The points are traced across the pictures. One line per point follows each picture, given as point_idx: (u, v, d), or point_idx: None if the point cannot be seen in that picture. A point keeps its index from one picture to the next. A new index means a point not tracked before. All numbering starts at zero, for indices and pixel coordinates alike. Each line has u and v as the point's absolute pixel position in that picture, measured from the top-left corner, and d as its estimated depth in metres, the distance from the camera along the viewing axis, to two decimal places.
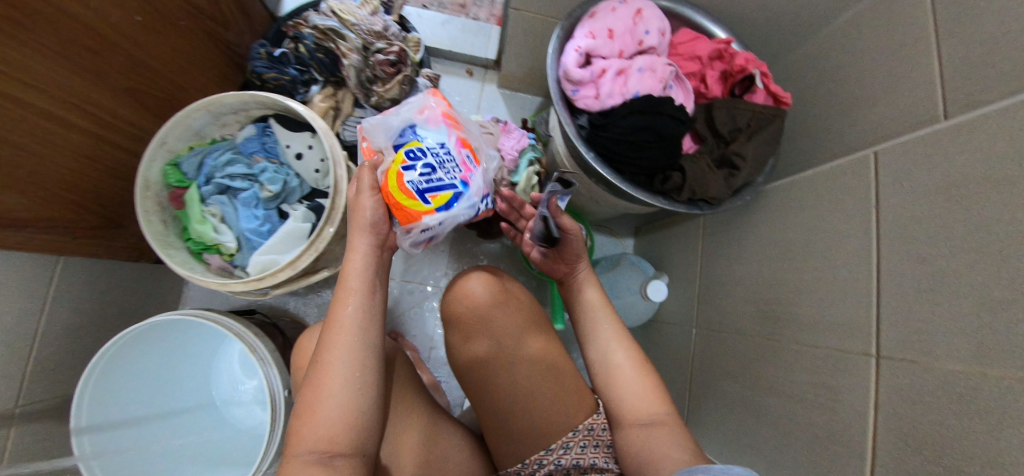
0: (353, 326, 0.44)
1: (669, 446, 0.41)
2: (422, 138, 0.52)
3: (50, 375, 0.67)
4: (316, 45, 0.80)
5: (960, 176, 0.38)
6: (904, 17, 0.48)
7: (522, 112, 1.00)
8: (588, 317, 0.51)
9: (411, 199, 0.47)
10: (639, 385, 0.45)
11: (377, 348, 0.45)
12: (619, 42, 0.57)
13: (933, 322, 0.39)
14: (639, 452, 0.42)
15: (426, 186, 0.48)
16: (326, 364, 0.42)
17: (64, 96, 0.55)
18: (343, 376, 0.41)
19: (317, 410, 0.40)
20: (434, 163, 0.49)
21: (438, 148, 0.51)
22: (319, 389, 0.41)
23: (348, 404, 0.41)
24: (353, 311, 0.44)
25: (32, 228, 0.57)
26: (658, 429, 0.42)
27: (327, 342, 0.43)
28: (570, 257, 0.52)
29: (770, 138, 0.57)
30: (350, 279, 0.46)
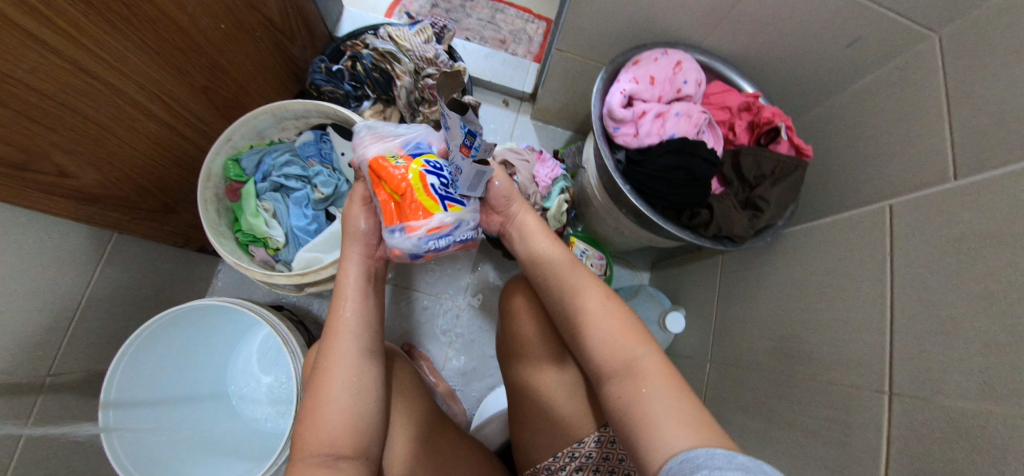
0: (353, 328, 0.48)
1: (652, 393, 0.40)
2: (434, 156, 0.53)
3: (85, 348, 0.69)
4: (373, 64, 0.87)
5: (969, 231, 0.43)
6: (919, 89, 0.54)
7: (552, 143, 1.07)
8: (546, 271, 0.54)
9: (428, 198, 0.47)
10: (607, 328, 0.46)
11: (373, 356, 0.48)
12: (659, 88, 0.63)
13: (944, 363, 0.42)
14: (627, 410, 0.41)
15: (444, 191, 0.49)
16: (326, 370, 0.45)
17: (152, 90, 0.60)
18: (342, 381, 0.45)
19: (319, 415, 0.43)
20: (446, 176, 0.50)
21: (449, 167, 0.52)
22: (319, 395, 0.44)
23: (348, 407, 0.44)
24: (349, 315, 0.49)
25: (101, 203, 0.62)
26: (638, 375, 0.42)
27: (326, 349, 0.47)
28: (501, 202, 0.57)
29: (792, 185, 0.61)
30: (345, 287, 0.50)
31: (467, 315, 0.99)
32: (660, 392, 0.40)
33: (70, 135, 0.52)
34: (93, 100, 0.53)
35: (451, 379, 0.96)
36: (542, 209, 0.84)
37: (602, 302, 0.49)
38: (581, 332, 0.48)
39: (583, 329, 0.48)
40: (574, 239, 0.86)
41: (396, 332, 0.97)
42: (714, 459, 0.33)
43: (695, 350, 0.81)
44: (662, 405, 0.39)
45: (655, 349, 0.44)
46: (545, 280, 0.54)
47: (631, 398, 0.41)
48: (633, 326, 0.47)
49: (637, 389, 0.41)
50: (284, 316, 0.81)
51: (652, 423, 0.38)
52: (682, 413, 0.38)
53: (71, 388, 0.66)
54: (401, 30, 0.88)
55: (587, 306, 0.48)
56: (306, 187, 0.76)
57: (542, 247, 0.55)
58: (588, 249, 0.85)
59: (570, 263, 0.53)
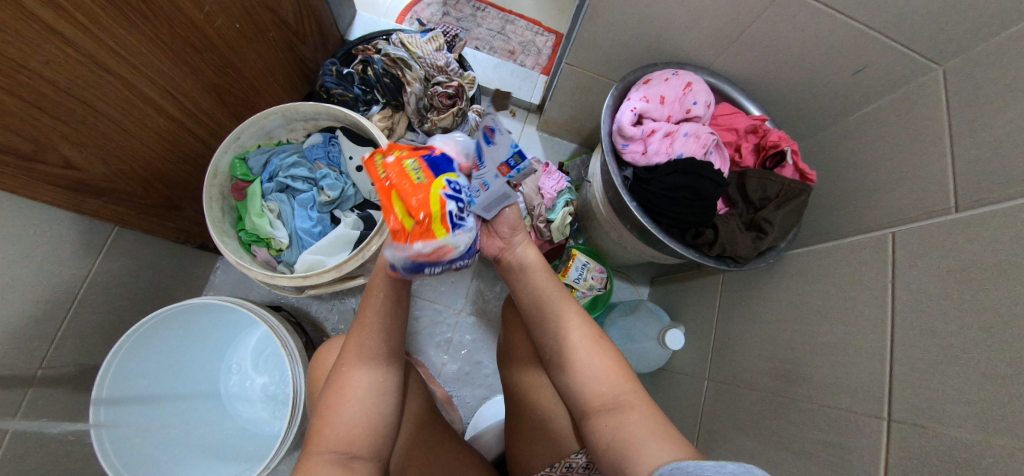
0: (385, 323, 0.47)
1: (641, 422, 0.43)
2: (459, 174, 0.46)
3: (78, 341, 0.68)
4: (384, 70, 0.87)
5: (970, 261, 0.43)
6: (922, 120, 0.55)
7: (557, 155, 1.07)
8: (538, 302, 0.54)
9: (441, 222, 0.40)
10: (597, 365, 0.48)
11: (396, 353, 0.48)
12: (669, 108, 0.64)
13: (943, 392, 0.42)
14: (615, 438, 0.43)
15: (461, 220, 0.42)
16: (350, 367, 0.45)
17: (165, 86, 0.60)
18: (370, 379, 0.45)
19: (341, 411, 0.43)
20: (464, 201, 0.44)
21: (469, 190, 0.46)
22: (343, 391, 0.44)
23: (371, 406, 0.44)
24: (380, 309, 0.47)
25: (106, 197, 0.62)
26: (625, 406, 0.45)
27: (350, 345, 0.46)
28: (508, 230, 0.56)
29: (796, 210, 0.62)
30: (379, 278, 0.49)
31: (466, 323, 0.99)
32: (649, 420, 0.43)
33: (80, 128, 0.52)
34: (105, 94, 0.52)
35: (448, 386, 0.95)
36: (546, 220, 0.84)
37: (593, 339, 0.51)
38: (571, 364, 0.50)
39: (574, 361, 0.50)
40: (576, 252, 0.86)
41: None
42: (703, 469, 0.34)
43: (692, 367, 0.82)
44: (650, 433, 0.41)
45: (639, 386, 0.47)
46: (532, 307, 0.55)
47: (618, 428, 0.43)
48: (620, 362, 0.50)
49: (624, 419, 0.43)
50: (282, 316, 0.81)
51: (639, 447, 0.40)
52: (668, 439, 0.41)
53: (61, 382, 0.65)
54: (413, 36, 0.89)
55: (576, 342, 0.50)
56: (312, 189, 0.76)
57: (538, 276, 0.55)
58: (589, 262, 0.85)
59: (563, 297, 0.54)
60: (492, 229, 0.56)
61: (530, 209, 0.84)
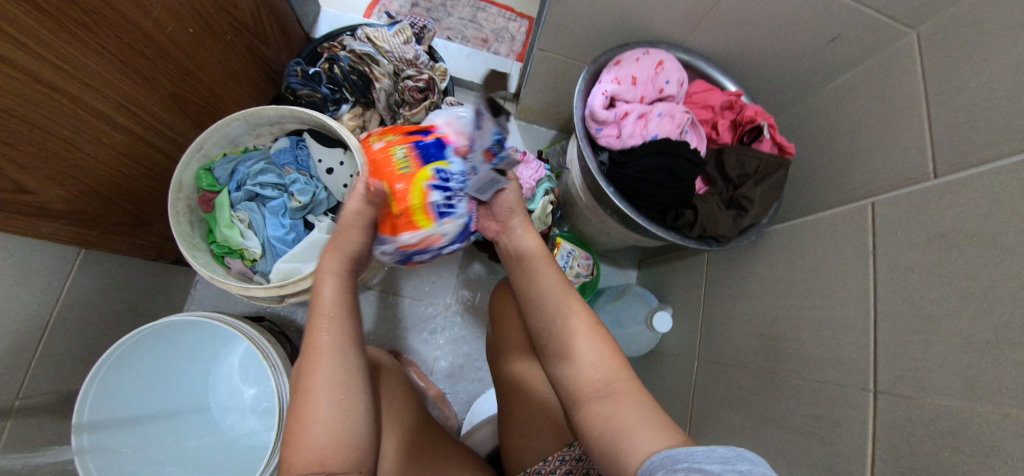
0: (336, 345, 0.45)
1: (638, 408, 0.42)
2: (450, 161, 0.52)
3: (54, 369, 0.66)
4: (351, 67, 0.84)
5: (951, 228, 0.42)
6: (898, 85, 0.54)
7: (537, 143, 1.06)
8: (539, 285, 0.53)
9: (425, 215, 0.49)
10: (594, 350, 0.47)
11: (358, 368, 0.46)
12: (641, 89, 0.62)
13: (926, 360, 0.42)
14: (606, 427, 0.42)
15: (446, 208, 0.50)
16: (309, 391, 0.43)
17: (117, 98, 0.57)
18: (327, 400, 0.42)
19: (304, 435, 0.41)
20: (456, 185, 0.51)
21: (462, 174, 0.52)
22: (304, 417, 0.42)
23: (337, 427, 0.42)
24: (329, 332, 0.45)
25: (67, 219, 0.59)
26: (616, 394, 0.44)
27: (306, 368, 0.44)
28: (504, 212, 0.56)
29: (776, 184, 0.61)
30: (324, 304, 0.48)
31: (455, 319, 0.98)
32: (640, 408, 0.42)
33: (29, 149, 0.50)
34: (52, 111, 0.50)
35: (442, 383, 0.95)
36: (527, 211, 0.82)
37: (589, 325, 0.49)
38: (568, 352, 0.48)
39: (570, 348, 0.49)
40: (560, 240, 0.85)
41: (382, 339, 0.95)
42: (695, 455, 0.34)
43: (681, 348, 0.82)
44: (642, 421, 0.41)
45: (632, 374, 0.46)
46: (524, 291, 0.54)
47: (611, 416, 0.42)
48: (614, 347, 0.48)
49: (619, 408, 0.42)
50: (264, 327, 0.80)
51: (636, 436, 0.39)
52: (661, 427, 0.40)
53: (42, 411, 0.64)
54: (380, 30, 0.86)
55: (577, 328, 0.49)
56: (283, 196, 0.74)
57: (538, 261, 0.55)
58: (575, 250, 0.85)
59: (562, 280, 0.53)
60: (492, 212, 0.57)
61: None
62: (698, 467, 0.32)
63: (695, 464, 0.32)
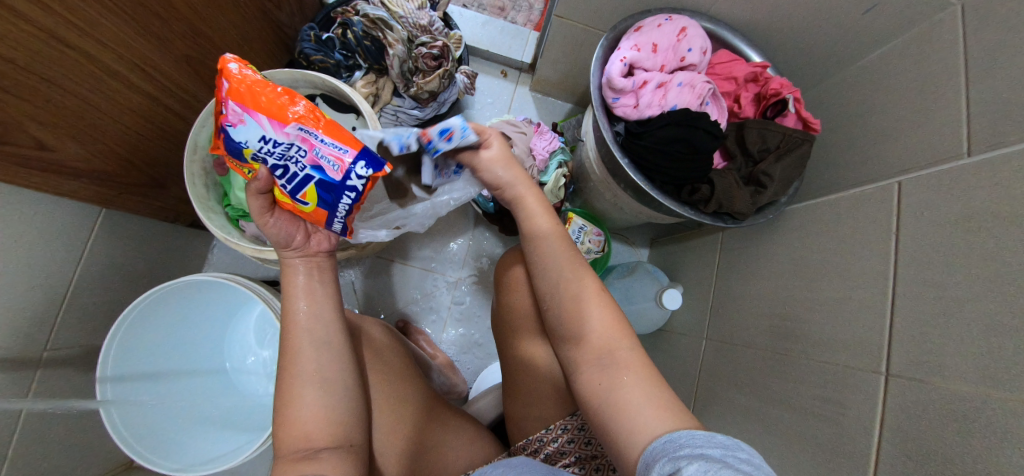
0: (311, 324, 0.46)
1: (637, 379, 0.42)
2: (242, 144, 0.44)
3: (80, 324, 0.69)
4: (364, 32, 0.82)
5: (981, 210, 0.40)
6: (936, 58, 0.51)
7: (551, 116, 1.04)
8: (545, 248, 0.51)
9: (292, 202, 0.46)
10: (597, 319, 0.47)
11: (340, 345, 0.47)
12: (662, 56, 0.60)
13: (942, 345, 0.41)
14: (609, 401, 0.42)
15: (292, 188, 0.45)
16: (292, 370, 0.44)
17: (132, 58, 0.57)
18: (311, 378, 0.44)
19: (295, 413, 0.42)
20: (277, 163, 0.44)
21: (262, 145, 0.44)
22: (290, 396, 0.43)
23: (322, 404, 0.43)
24: (303, 314, 0.46)
25: (86, 178, 0.60)
26: (620, 364, 0.44)
27: (286, 351, 0.45)
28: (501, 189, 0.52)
29: (798, 161, 0.58)
30: (294, 287, 0.47)
31: (464, 291, 0.99)
32: (644, 385, 0.42)
33: (47, 106, 0.50)
34: (69, 69, 0.50)
35: (450, 352, 0.97)
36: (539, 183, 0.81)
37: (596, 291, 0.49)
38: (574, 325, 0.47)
39: (572, 320, 0.48)
40: (572, 215, 0.84)
41: (392, 307, 0.97)
42: (696, 439, 0.34)
43: (690, 327, 0.81)
44: (645, 398, 0.40)
45: (636, 343, 0.46)
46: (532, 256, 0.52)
47: (613, 389, 0.42)
48: (614, 314, 0.47)
49: (618, 381, 0.43)
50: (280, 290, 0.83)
51: (638, 413, 0.40)
52: (665, 404, 0.40)
53: (68, 363, 0.66)
54: None
55: (582, 293, 0.48)
56: None
57: (547, 241, 0.51)
58: (587, 226, 0.84)
59: (566, 246, 0.51)
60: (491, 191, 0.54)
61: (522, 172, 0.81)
62: (698, 452, 0.33)
63: (695, 450, 0.33)
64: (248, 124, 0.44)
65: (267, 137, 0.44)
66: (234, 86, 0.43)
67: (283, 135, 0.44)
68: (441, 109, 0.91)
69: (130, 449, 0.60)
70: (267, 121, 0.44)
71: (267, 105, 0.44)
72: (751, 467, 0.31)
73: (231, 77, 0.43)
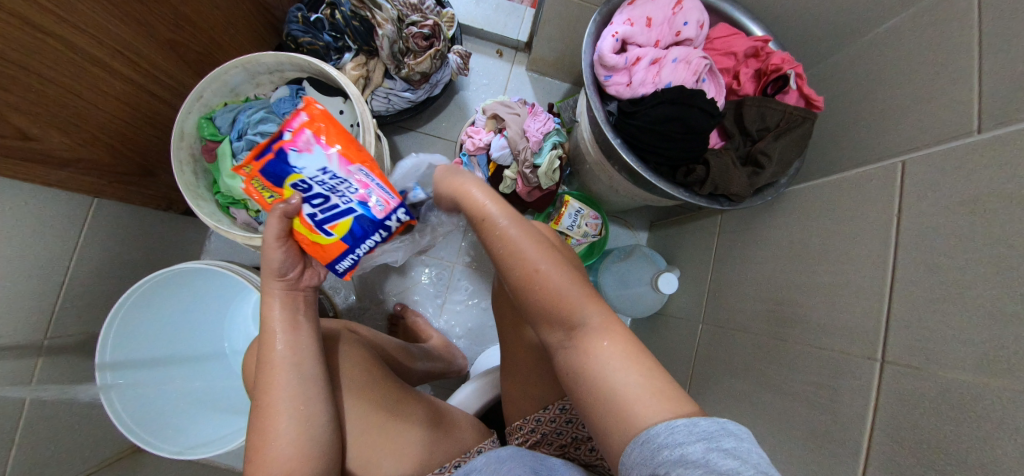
0: (287, 364, 0.45)
1: (601, 361, 0.35)
2: (300, 168, 0.50)
3: (79, 312, 0.69)
4: (353, 12, 0.79)
5: (988, 191, 0.38)
6: (944, 30, 0.48)
7: (548, 97, 1.01)
8: (497, 238, 0.40)
9: (314, 234, 0.50)
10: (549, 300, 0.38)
11: (317, 379, 0.46)
12: (657, 31, 0.58)
13: (941, 332, 0.39)
14: (585, 396, 0.36)
15: (325, 217, 0.50)
16: (267, 406, 0.43)
17: (112, 43, 0.56)
18: (288, 413, 0.43)
19: (269, 450, 0.42)
20: (324, 192, 0.50)
21: (320, 175, 0.50)
22: (267, 430, 0.42)
23: (298, 436, 0.43)
24: (282, 349, 0.46)
25: (72, 167, 0.60)
26: (583, 343, 0.37)
27: (263, 385, 0.44)
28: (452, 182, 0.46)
29: (799, 139, 0.56)
30: (272, 320, 0.47)
31: (460, 275, 0.99)
32: (625, 366, 0.34)
33: (28, 95, 0.50)
34: (48, 57, 0.49)
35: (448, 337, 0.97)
36: (533, 166, 0.79)
37: (548, 254, 0.39)
38: (531, 316, 0.40)
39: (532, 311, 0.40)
40: (568, 199, 0.82)
41: (389, 293, 0.97)
42: (675, 433, 0.30)
43: (687, 311, 0.80)
44: (622, 383, 0.34)
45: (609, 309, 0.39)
46: (480, 239, 0.43)
47: (583, 379, 0.36)
48: (569, 286, 0.38)
49: (586, 367, 0.36)
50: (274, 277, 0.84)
51: (614, 407, 0.33)
52: (649, 380, 0.34)
53: (69, 350, 0.67)
54: None
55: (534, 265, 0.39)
56: None
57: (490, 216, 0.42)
58: (583, 209, 0.83)
59: (512, 213, 0.42)
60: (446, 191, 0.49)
61: (516, 154, 0.79)
62: (681, 458, 0.28)
63: (677, 452, 0.28)
64: (314, 156, 0.51)
65: (329, 171, 0.51)
66: (315, 125, 0.52)
67: (345, 171, 0.51)
68: (434, 90, 0.90)
69: (134, 436, 0.61)
70: (338, 162, 0.51)
71: (343, 147, 0.52)
72: (736, 462, 0.27)
73: (315, 116, 0.52)
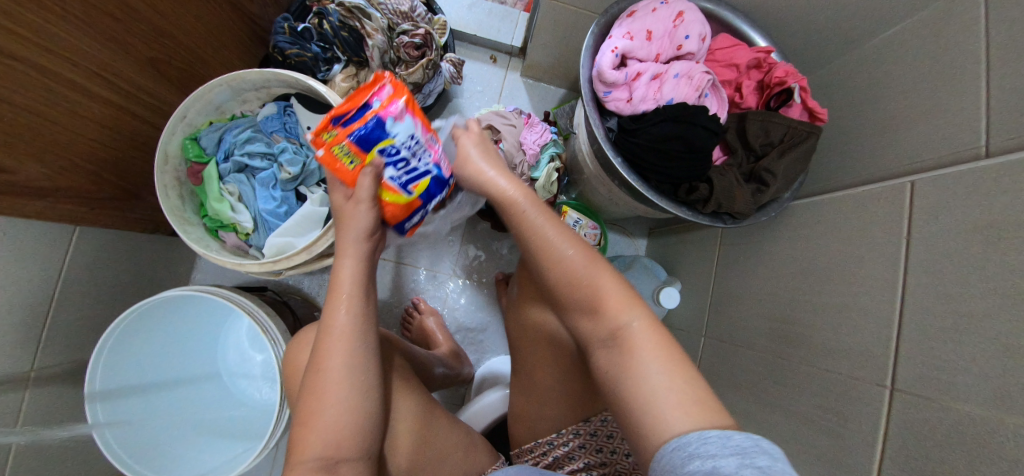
0: (350, 335, 0.44)
1: (642, 361, 0.37)
2: (394, 134, 0.44)
3: (66, 342, 0.67)
4: (341, 22, 0.76)
5: (1002, 217, 0.37)
6: (950, 43, 0.47)
7: (544, 103, 0.99)
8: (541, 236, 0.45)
9: (394, 195, 0.48)
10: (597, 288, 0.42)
11: (375, 354, 0.46)
12: (657, 45, 0.56)
13: (953, 363, 0.38)
14: (620, 392, 0.37)
15: (408, 179, 0.47)
16: (323, 372, 0.43)
17: (88, 65, 0.53)
18: (347, 383, 0.43)
19: (319, 420, 0.41)
20: (411, 158, 0.46)
21: (410, 141, 0.45)
22: (318, 399, 0.42)
23: (351, 410, 0.42)
24: (346, 318, 0.45)
25: (52, 196, 0.57)
26: (624, 345, 0.39)
27: (321, 350, 0.44)
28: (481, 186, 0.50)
29: (801, 157, 0.55)
30: (342, 284, 0.47)
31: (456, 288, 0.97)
32: (659, 372, 0.36)
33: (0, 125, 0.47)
34: (19, 84, 0.47)
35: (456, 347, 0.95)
36: (530, 180, 0.78)
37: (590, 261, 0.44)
38: (587, 301, 0.42)
39: (583, 300, 0.42)
40: (566, 209, 0.81)
41: (388, 307, 0.96)
42: (707, 445, 0.30)
43: (689, 323, 0.79)
44: (659, 388, 0.35)
45: (652, 316, 0.41)
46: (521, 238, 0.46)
47: (620, 375, 0.38)
48: (614, 290, 0.42)
49: (624, 365, 0.38)
50: (266, 299, 0.81)
51: (647, 406, 0.35)
52: (688, 390, 0.35)
53: (57, 381, 0.65)
54: None
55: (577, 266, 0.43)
56: (272, 166, 0.71)
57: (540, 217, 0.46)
58: (582, 219, 0.81)
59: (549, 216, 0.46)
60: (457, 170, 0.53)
61: (512, 167, 0.77)
62: (711, 469, 0.28)
63: (708, 464, 0.28)
64: (407, 121, 0.45)
65: (418, 137, 0.46)
66: (404, 90, 0.45)
67: (427, 138, 0.47)
68: (427, 100, 0.87)
69: (128, 470, 0.60)
70: (423, 128, 0.47)
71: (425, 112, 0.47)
72: None
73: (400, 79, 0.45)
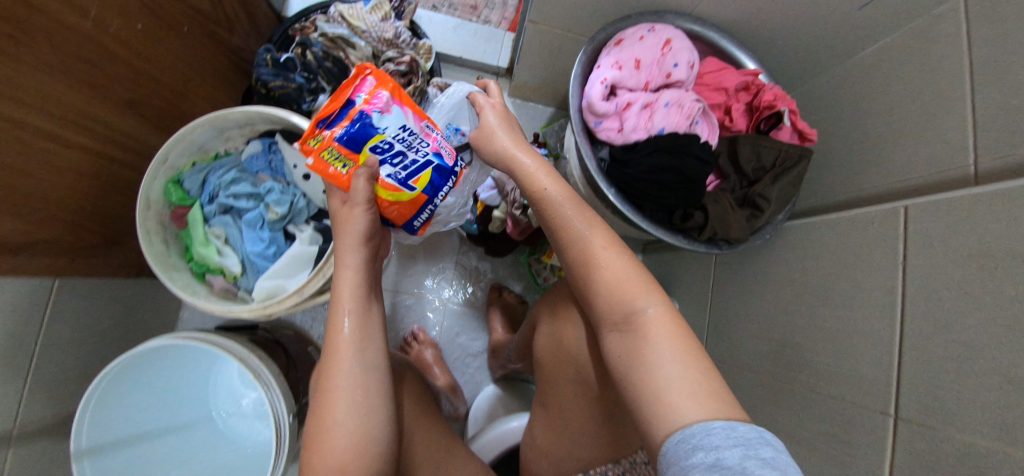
0: (352, 346, 0.43)
1: (656, 350, 0.36)
2: (382, 128, 0.43)
3: (51, 395, 0.65)
4: (325, 53, 0.76)
5: (996, 244, 0.37)
6: (934, 64, 0.47)
7: (533, 123, 0.99)
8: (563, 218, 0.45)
9: (395, 194, 0.45)
10: (615, 276, 0.41)
11: (378, 366, 0.44)
12: (645, 73, 0.56)
13: (956, 393, 0.38)
14: (638, 383, 0.36)
15: (407, 174, 0.45)
16: (327, 390, 0.41)
17: (63, 112, 0.51)
18: (348, 398, 0.41)
19: (327, 439, 0.40)
20: (405, 150, 0.44)
21: (402, 133, 0.44)
22: (324, 417, 0.40)
23: (357, 427, 0.40)
24: (348, 328, 0.43)
25: (30, 249, 0.55)
26: (644, 332, 0.38)
27: (325, 364, 0.42)
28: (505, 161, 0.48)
29: (795, 180, 0.55)
30: (343, 298, 0.44)
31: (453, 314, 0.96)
32: (675, 360, 0.35)
33: None
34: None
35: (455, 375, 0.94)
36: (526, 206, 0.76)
37: (608, 248, 0.43)
38: (599, 296, 0.42)
39: (599, 295, 0.41)
40: None
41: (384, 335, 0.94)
42: (710, 435, 0.30)
43: None
44: (675, 376, 0.34)
45: (671, 305, 0.40)
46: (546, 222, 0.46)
47: (638, 367, 0.36)
48: (632, 275, 0.41)
49: (643, 354, 0.37)
50: (258, 338, 0.79)
51: (659, 398, 0.34)
52: (704, 382, 0.34)
53: (41, 437, 0.63)
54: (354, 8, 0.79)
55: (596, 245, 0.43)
56: (259, 206, 0.69)
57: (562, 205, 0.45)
58: None
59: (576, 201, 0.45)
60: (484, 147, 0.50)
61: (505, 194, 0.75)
62: (715, 462, 0.28)
63: (711, 456, 0.29)
64: (394, 113, 0.44)
65: (410, 128, 0.44)
66: (387, 82, 0.44)
67: (421, 128, 0.46)
68: None
69: None
70: (414, 119, 0.45)
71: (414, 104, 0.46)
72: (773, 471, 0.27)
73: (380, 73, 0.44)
